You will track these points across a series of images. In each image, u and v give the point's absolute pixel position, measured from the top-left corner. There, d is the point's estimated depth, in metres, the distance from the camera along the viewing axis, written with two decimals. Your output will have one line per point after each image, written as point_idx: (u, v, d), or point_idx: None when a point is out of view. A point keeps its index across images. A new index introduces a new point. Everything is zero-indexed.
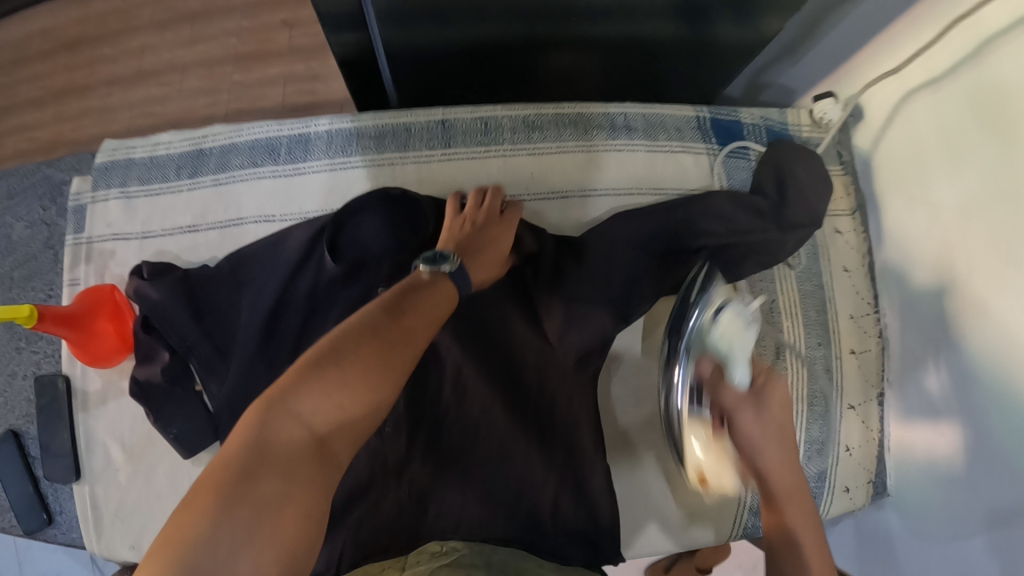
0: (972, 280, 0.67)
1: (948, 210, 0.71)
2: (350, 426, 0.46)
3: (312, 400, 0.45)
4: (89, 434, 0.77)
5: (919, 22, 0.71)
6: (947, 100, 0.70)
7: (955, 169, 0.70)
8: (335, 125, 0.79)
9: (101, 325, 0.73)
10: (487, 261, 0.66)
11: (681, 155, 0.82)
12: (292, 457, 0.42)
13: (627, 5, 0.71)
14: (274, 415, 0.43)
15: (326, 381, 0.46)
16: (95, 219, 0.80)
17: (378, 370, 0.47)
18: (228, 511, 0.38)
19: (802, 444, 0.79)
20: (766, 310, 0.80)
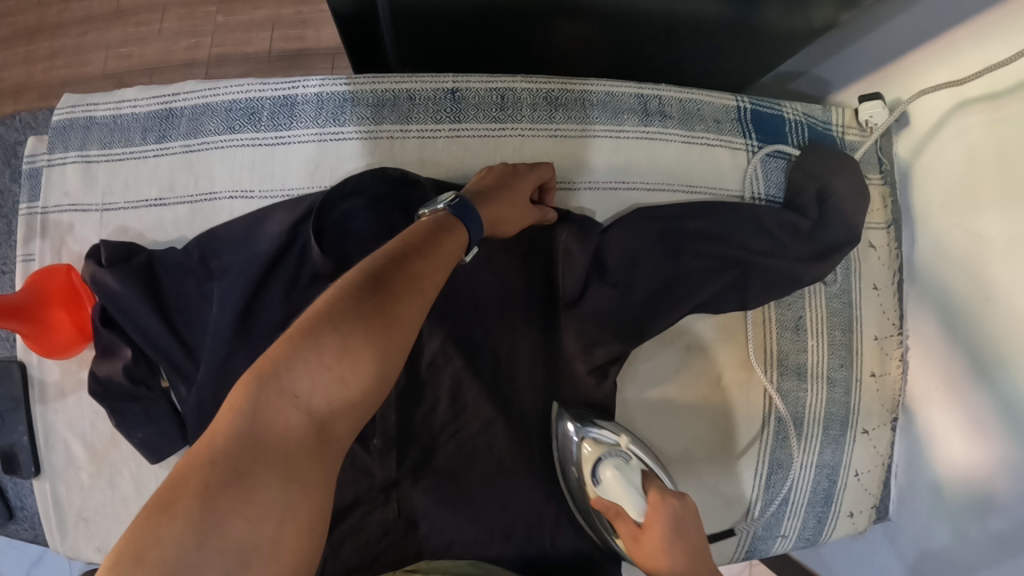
0: (1007, 318, 0.63)
1: (989, 242, 0.66)
2: (352, 403, 0.43)
3: (310, 377, 0.41)
4: (48, 428, 0.70)
5: (986, 33, 0.63)
6: (1005, 121, 0.63)
7: (1005, 200, 0.64)
8: (327, 89, 0.70)
9: (55, 314, 0.66)
10: (504, 207, 0.60)
11: (718, 149, 0.74)
12: (289, 445, 0.39)
13: None
14: (267, 396, 0.40)
15: (324, 353, 0.42)
16: (51, 185, 0.70)
17: (383, 339, 0.43)
18: (219, 516, 0.35)
19: (814, 467, 0.76)
20: (790, 326, 0.74)
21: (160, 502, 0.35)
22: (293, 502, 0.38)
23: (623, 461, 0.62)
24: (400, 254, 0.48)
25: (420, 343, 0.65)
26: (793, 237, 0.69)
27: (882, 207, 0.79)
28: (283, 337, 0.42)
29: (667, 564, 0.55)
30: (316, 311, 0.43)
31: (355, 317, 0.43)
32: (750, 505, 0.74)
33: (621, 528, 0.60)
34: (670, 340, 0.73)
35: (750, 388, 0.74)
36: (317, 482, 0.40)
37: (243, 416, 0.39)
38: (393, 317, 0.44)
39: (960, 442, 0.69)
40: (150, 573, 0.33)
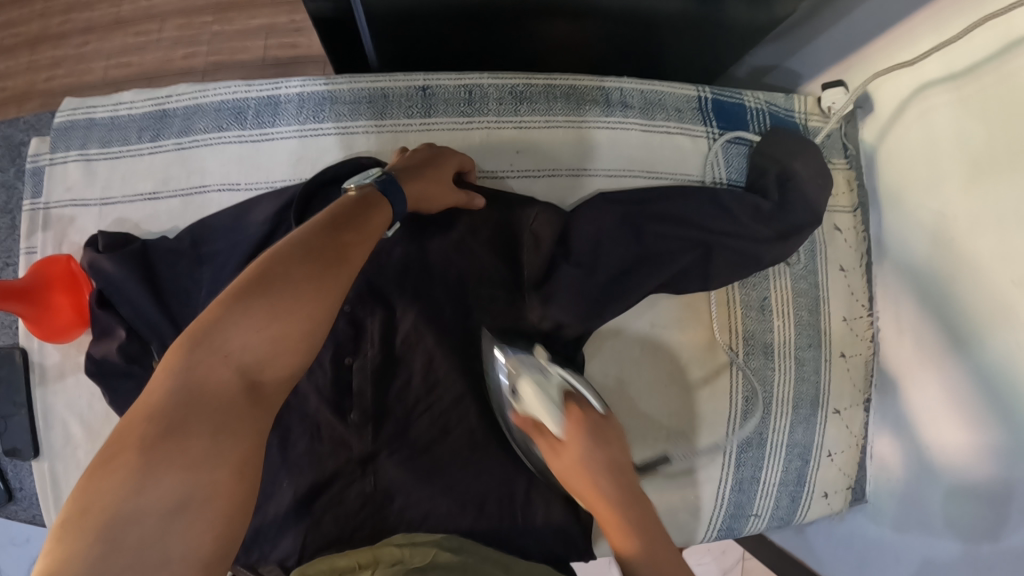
0: (979, 292, 0.65)
1: (958, 219, 0.68)
2: (279, 360, 0.50)
3: (236, 340, 0.48)
4: (47, 411, 0.74)
5: (943, 13, 0.67)
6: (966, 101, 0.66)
7: (970, 175, 0.66)
8: (308, 88, 0.74)
9: (57, 299, 0.70)
10: (428, 185, 0.66)
11: (678, 137, 0.77)
12: (223, 398, 0.46)
13: None
14: (201, 357, 0.47)
15: (250, 320, 0.49)
16: (54, 182, 0.75)
17: (307, 304, 0.51)
18: (164, 457, 0.42)
19: (785, 445, 0.77)
20: (756, 306, 0.76)
21: (113, 450, 0.42)
22: (226, 448, 0.45)
23: (541, 373, 0.61)
24: (318, 233, 0.55)
25: (395, 321, 0.69)
26: (756, 220, 0.72)
27: (847, 191, 0.81)
28: (211, 310, 0.49)
29: (584, 471, 0.56)
30: (242, 284, 0.50)
31: (275, 287, 0.50)
32: (722, 483, 0.76)
33: (539, 441, 0.59)
34: (635, 319, 0.75)
35: (716, 366, 0.76)
36: (248, 430, 0.47)
37: (179, 377, 0.46)
38: (309, 285, 0.52)
39: (951, 427, 0.69)
40: (100, 513, 0.40)
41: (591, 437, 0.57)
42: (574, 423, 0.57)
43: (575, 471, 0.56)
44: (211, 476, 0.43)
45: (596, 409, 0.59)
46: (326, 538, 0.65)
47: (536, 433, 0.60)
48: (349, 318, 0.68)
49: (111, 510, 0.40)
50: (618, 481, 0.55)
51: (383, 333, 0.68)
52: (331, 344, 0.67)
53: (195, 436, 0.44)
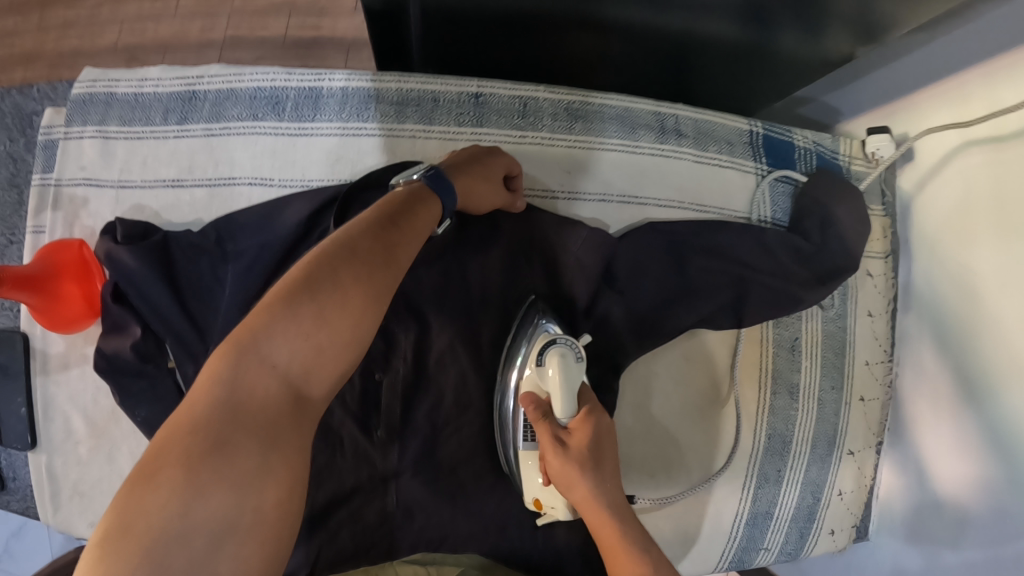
0: (999, 356, 0.66)
1: (985, 279, 0.68)
2: (328, 368, 0.44)
3: (288, 343, 0.42)
4: (47, 401, 0.70)
5: (992, 75, 0.66)
6: (1008, 163, 0.65)
7: (1005, 239, 0.65)
8: (353, 84, 0.70)
9: (67, 288, 0.65)
10: (478, 180, 0.62)
11: (728, 171, 0.76)
12: (269, 413, 0.41)
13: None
14: (247, 363, 0.41)
15: (304, 320, 0.43)
16: (67, 159, 0.70)
17: (360, 303, 0.45)
18: (203, 483, 0.37)
19: (800, 483, 0.78)
20: (786, 346, 0.77)
21: (146, 472, 0.37)
22: (275, 467, 0.40)
23: (573, 357, 0.60)
24: (374, 226, 0.50)
25: (429, 340, 0.67)
26: (797, 262, 0.71)
27: (882, 237, 0.82)
28: (260, 307, 0.43)
29: (585, 484, 0.53)
30: (293, 280, 0.45)
31: (332, 287, 0.45)
32: (737, 516, 0.76)
33: (541, 431, 0.57)
34: (670, 352, 0.75)
35: (745, 403, 0.75)
36: (296, 445, 0.42)
37: (222, 385, 0.40)
38: (367, 287, 0.46)
39: (944, 467, 0.73)
40: (134, 544, 0.34)
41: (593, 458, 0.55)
42: (581, 433, 0.56)
43: (572, 483, 0.54)
44: (258, 501, 0.38)
45: (609, 420, 0.58)
46: (339, 557, 0.63)
47: (540, 422, 0.57)
48: (383, 332, 0.65)
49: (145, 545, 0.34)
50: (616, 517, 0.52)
51: (416, 351, 0.66)
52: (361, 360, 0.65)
53: (237, 458, 0.38)
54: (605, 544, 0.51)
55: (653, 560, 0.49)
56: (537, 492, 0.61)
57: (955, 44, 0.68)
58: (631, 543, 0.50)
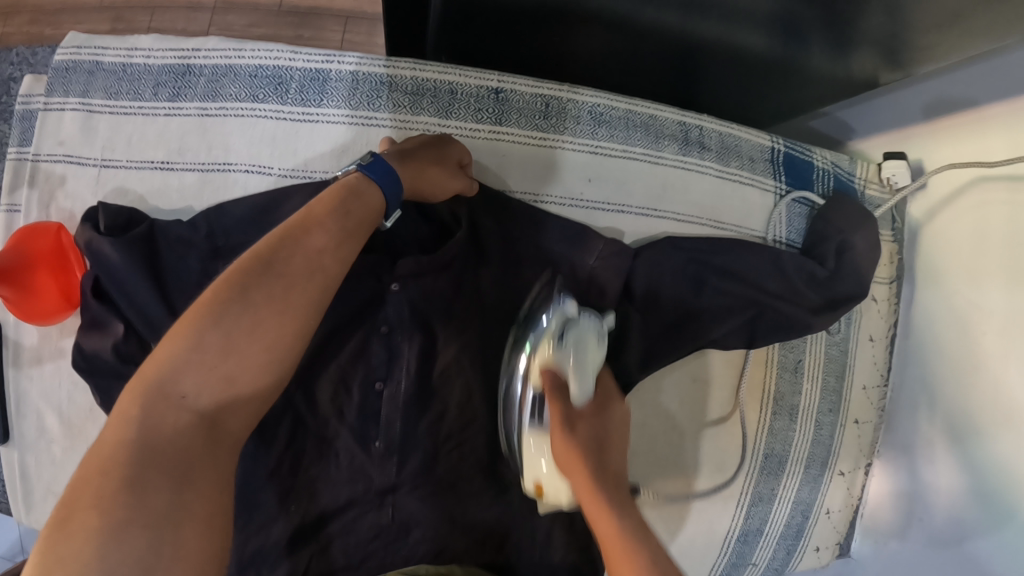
0: (991, 391, 0.68)
1: (985, 318, 0.69)
2: (239, 392, 0.44)
3: (196, 374, 0.42)
4: (20, 396, 0.65)
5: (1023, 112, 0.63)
6: (1021, 203, 0.64)
7: (1011, 278, 0.66)
8: (365, 68, 0.66)
9: (42, 279, 0.59)
10: (424, 170, 0.59)
11: (748, 188, 0.74)
12: (182, 447, 0.40)
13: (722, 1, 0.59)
14: (155, 400, 0.41)
15: (212, 348, 0.43)
16: (44, 133, 0.64)
17: (275, 322, 0.44)
18: (115, 528, 0.36)
19: (791, 502, 0.79)
20: (789, 369, 0.76)
21: (50, 521, 0.36)
22: (191, 499, 0.39)
23: (596, 331, 0.60)
24: (290, 232, 0.48)
25: (433, 351, 0.64)
26: (809, 287, 0.70)
27: (889, 263, 0.81)
28: (167, 339, 0.43)
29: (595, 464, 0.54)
30: (199, 309, 0.44)
31: (239, 301, 0.44)
32: (729, 532, 0.77)
33: (550, 391, 0.57)
34: (678, 369, 0.74)
35: (746, 423, 0.75)
36: (212, 476, 0.41)
37: (129, 426, 0.40)
38: (278, 300, 0.45)
39: (923, 496, 0.76)
40: None
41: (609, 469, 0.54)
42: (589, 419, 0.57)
43: (573, 464, 0.54)
44: (178, 537, 0.38)
45: (623, 411, 0.59)
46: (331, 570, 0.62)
47: (554, 400, 0.57)
48: (386, 342, 0.63)
49: None
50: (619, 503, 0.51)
51: (421, 361, 0.64)
52: (362, 366, 0.63)
53: (151, 498, 0.38)
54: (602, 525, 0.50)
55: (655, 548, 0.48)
56: (539, 473, 0.59)
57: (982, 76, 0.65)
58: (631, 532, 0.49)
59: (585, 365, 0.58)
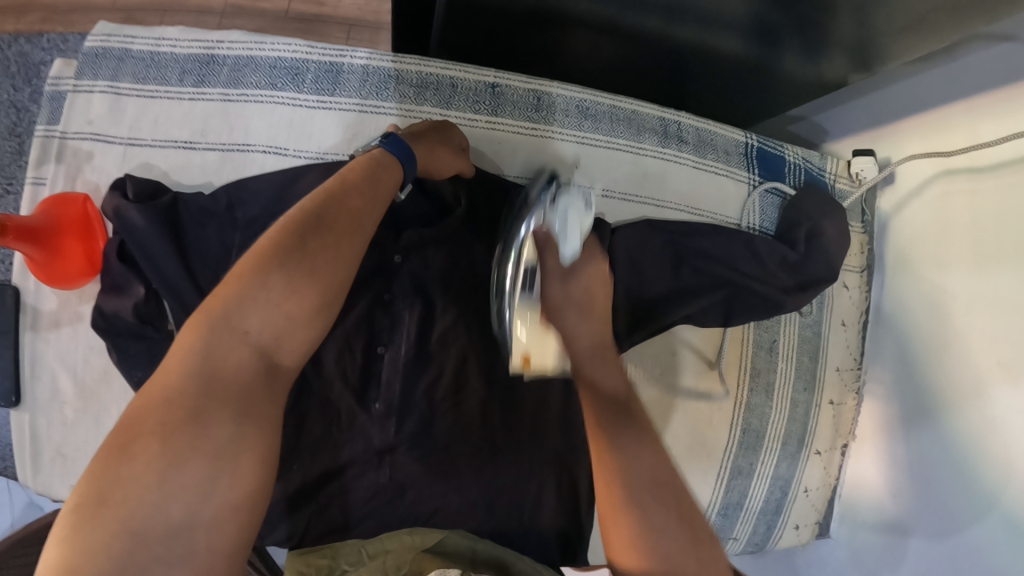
0: (965, 371, 0.70)
1: (955, 300, 0.73)
2: (295, 336, 0.47)
3: (257, 315, 0.46)
4: (35, 358, 0.68)
5: (979, 112, 0.70)
6: (986, 193, 0.69)
7: (978, 262, 0.70)
8: (374, 62, 0.72)
9: (69, 244, 0.64)
10: (432, 148, 0.65)
11: (724, 179, 0.80)
12: (241, 384, 0.44)
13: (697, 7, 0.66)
14: (217, 337, 0.45)
15: (271, 292, 0.46)
16: (74, 112, 0.69)
17: (325, 274, 0.48)
18: (182, 453, 0.41)
19: (770, 478, 0.82)
20: (765, 347, 0.80)
21: (119, 442, 0.40)
22: (246, 433, 0.44)
23: (582, 204, 0.68)
24: (335, 197, 0.52)
25: (431, 318, 0.68)
26: (782, 270, 0.75)
27: (860, 252, 0.86)
28: (227, 282, 0.47)
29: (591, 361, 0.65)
30: (258, 255, 0.47)
31: (295, 254, 0.48)
32: (711, 506, 0.80)
33: (546, 257, 0.69)
34: (655, 346, 0.78)
35: (725, 400, 0.79)
36: (266, 412, 0.45)
37: (192, 360, 0.44)
38: (329, 255, 0.49)
39: (898, 474, 0.78)
40: (114, 507, 0.38)
41: (594, 352, 0.66)
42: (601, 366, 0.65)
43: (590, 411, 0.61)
44: (234, 464, 0.42)
45: (604, 270, 0.70)
46: (331, 525, 0.66)
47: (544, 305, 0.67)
48: (388, 309, 0.67)
49: (129, 509, 0.38)
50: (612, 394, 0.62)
51: (419, 330, 0.67)
52: (364, 333, 0.67)
53: (213, 429, 0.42)
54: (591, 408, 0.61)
55: (640, 429, 0.59)
56: (525, 345, 0.69)
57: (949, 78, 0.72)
58: (623, 410, 0.60)
59: (568, 234, 0.67)
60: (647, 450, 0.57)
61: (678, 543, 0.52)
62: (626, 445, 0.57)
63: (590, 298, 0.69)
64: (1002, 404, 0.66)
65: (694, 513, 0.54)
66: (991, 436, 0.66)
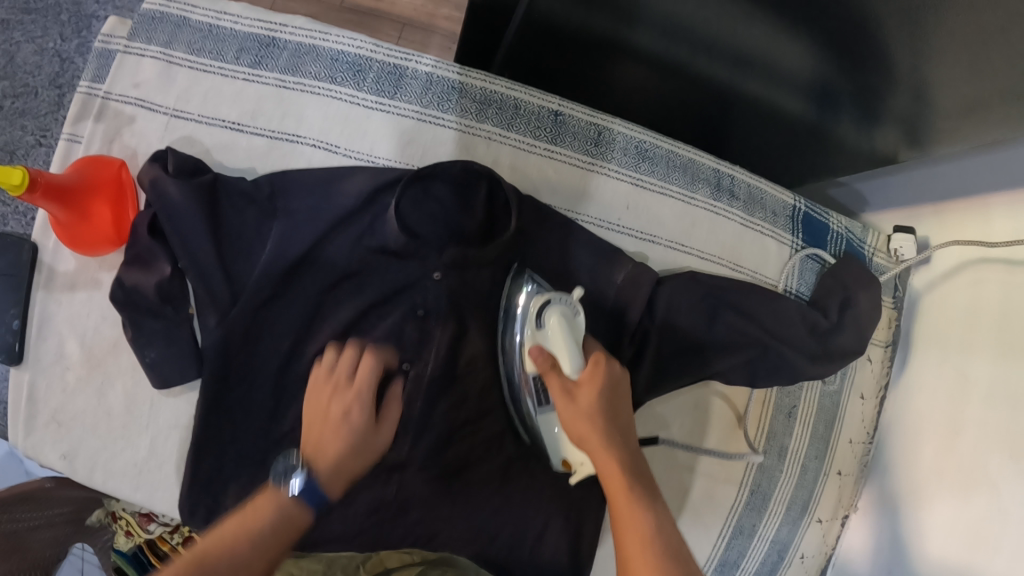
0: (972, 456, 0.70)
1: (973, 385, 0.72)
2: None
3: None
4: (45, 317, 0.66)
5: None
6: (1020, 285, 0.68)
7: (1001, 351, 0.69)
8: (439, 71, 0.68)
9: (99, 209, 0.61)
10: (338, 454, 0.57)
11: (768, 240, 0.75)
12: None
13: (763, 60, 0.65)
14: None
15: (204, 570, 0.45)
16: (121, 73, 0.66)
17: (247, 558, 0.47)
18: None
19: (768, 540, 0.80)
20: (784, 412, 0.79)
21: None
22: None
23: (570, 313, 0.62)
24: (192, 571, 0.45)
25: (462, 340, 0.66)
26: (810, 337, 0.72)
27: (888, 327, 0.84)
28: None
29: (620, 478, 0.54)
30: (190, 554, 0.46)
31: None
32: (709, 559, 0.78)
33: (551, 380, 0.60)
34: (683, 397, 0.77)
35: (733, 463, 0.78)
36: None
37: None
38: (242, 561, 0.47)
39: (892, 553, 0.77)
40: None
41: (602, 389, 0.59)
42: (594, 391, 0.59)
43: (595, 442, 0.57)
44: None
45: (620, 372, 0.62)
46: (328, 535, 0.65)
47: (551, 372, 0.60)
48: (420, 323, 0.66)
49: None
50: (646, 496, 0.53)
51: (448, 351, 0.66)
52: (392, 345, 0.66)
53: None
54: (627, 525, 0.51)
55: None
56: (564, 452, 0.63)
57: (988, 168, 0.70)
58: (676, 564, 0.47)
59: (563, 339, 0.61)
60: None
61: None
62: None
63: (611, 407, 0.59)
64: (1002, 493, 0.66)
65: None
66: (986, 522, 0.67)
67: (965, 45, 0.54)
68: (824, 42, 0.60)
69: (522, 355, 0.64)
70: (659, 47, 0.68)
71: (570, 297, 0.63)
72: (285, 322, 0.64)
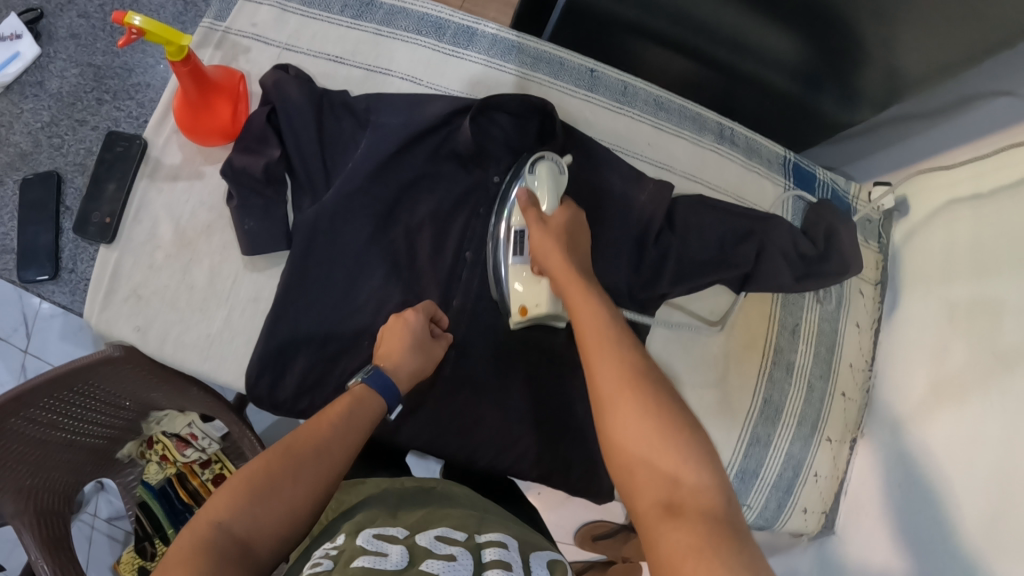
0: (967, 367, 0.77)
1: (959, 302, 0.81)
2: (310, 487, 0.49)
3: (289, 477, 0.48)
4: (144, 202, 0.73)
5: (978, 147, 0.81)
6: (984, 215, 0.80)
7: (972, 266, 0.80)
8: (503, 33, 0.84)
9: (220, 106, 0.72)
10: (403, 367, 0.63)
11: (765, 181, 0.91)
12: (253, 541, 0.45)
13: (738, 38, 0.85)
14: (257, 491, 0.47)
15: (305, 454, 0.50)
16: (241, 14, 0.80)
17: (338, 444, 0.53)
18: None
19: (784, 454, 0.89)
20: (789, 328, 0.90)
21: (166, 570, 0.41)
22: None
23: (557, 169, 0.71)
24: (287, 462, 0.49)
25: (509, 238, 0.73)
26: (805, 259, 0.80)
27: (874, 268, 0.97)
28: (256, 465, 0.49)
29: (583, 290, 0.58)
30: (291, 444, 0.51)
31: (272, 473, 0.48)
32: (730, 467, 0.87)
33: (529, 215, 0.67)
34: (700, 304, 0.88)
35: (747, 374, 0.88)
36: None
37: (233, 513, 0.45)
38: (335, 448, 0.52)
39: (905, 465, 0.83)
40: None
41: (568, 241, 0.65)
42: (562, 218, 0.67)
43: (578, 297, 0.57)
44: None
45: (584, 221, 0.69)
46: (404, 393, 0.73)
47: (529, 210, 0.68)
48: (481, 220, 0.74)
49: None
50: (619, 338, 0.53)
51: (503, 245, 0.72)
52: (458, 236, 0.74)
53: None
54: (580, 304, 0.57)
55: (640, 359, 0.51)
56: (521, 297, 0.69)
57: (953, 132, 0.85)
58: (643, 383, 0.48)
59: (551, 190, 0.69)
60: (677, 406, 0.47)
61: (696, 529, 0.40)
62: (631, 409, 0.46)
63: (575, 239, 0.67)
64: (993, 388, 0.73)
65: (699, 456, 0.44)
66: (981, 426, 0.73)
67: (913, 21, 0.70)
68: (789, 20, 0.79)
69: (510, 208, 0.71)
70: (666, 30, 0.88)
71: (557, 163, 0.72)
72: (364, 206, 0.72)
